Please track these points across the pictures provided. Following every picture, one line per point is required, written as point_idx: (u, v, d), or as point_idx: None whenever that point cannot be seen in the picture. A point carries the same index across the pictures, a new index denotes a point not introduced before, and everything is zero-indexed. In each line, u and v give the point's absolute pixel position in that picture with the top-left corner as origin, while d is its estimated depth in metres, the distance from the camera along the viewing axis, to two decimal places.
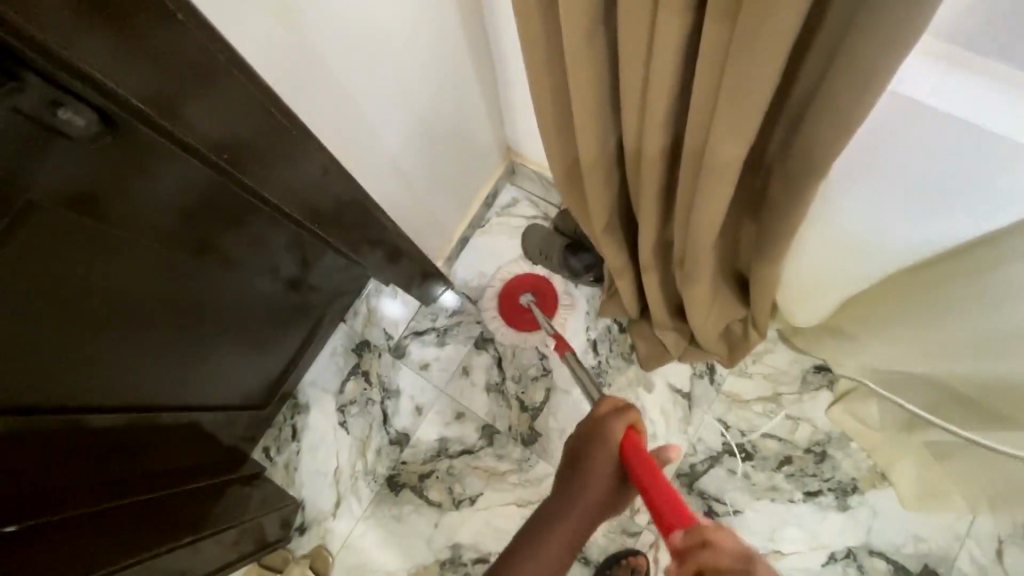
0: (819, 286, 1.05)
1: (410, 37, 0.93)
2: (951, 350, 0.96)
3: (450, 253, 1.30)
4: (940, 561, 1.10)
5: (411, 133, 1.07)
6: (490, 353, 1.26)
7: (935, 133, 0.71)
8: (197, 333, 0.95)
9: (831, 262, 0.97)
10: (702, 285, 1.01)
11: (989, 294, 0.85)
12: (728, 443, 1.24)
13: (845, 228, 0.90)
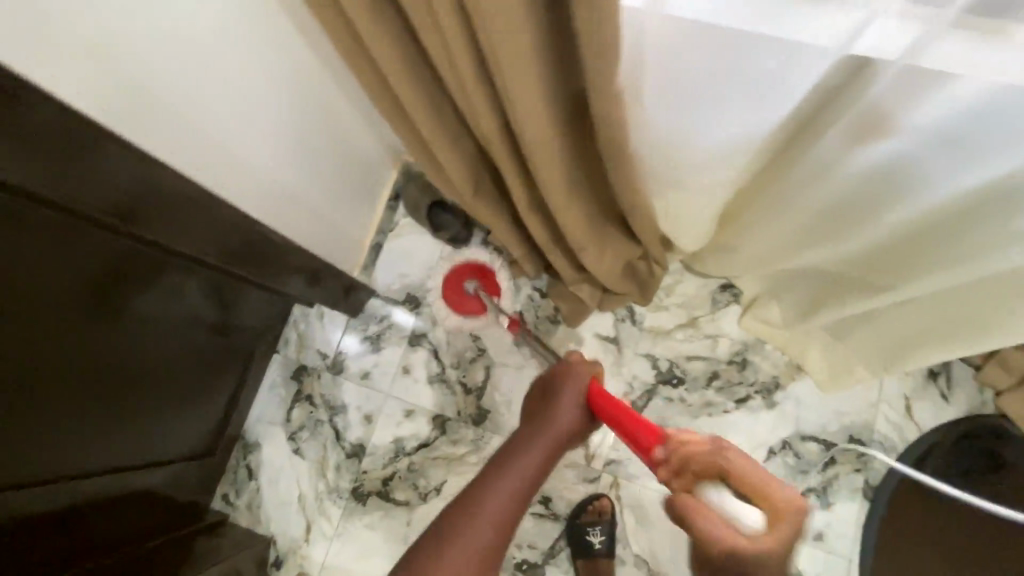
0: (684, 198, 0.91)
1: (271, 62, 0.82)
2: (806, 233, 0.89)
3: (368, 261, 1.31)
4: (862, 431, 1.13)
5: (252, 134, 0.84)
6: (426, 347, 1.27)
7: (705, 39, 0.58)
8: (138, 399, 0.90)
9: (678, 174, 0.84)
10: (596, 246, 0.95)
11: (805, 176, 0.76)
12: (661, 375, 1.21)
13: (675, 139, 0.77)
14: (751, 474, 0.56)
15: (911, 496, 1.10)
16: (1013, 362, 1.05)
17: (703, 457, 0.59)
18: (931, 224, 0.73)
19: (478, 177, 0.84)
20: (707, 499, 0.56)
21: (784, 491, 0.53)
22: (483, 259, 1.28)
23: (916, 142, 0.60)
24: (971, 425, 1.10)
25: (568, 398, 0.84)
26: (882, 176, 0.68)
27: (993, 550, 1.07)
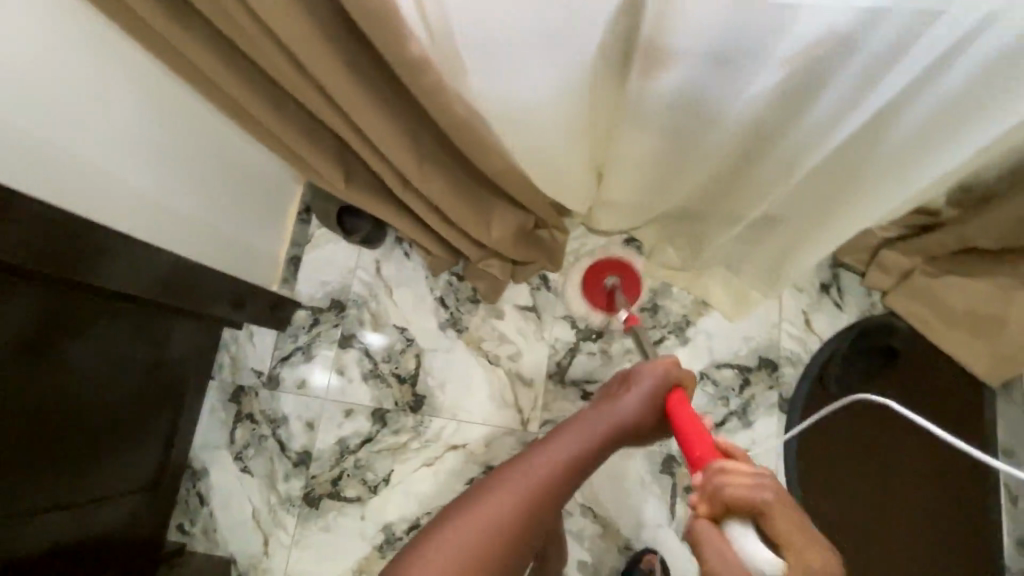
0: (553, 163, 0.95)
1: (139, 98, 0.86)
2: (662, 163, 0.96)
3: (288, 274, 1.35)
4: (769, 350, 1.21)
5: (128, 163, 0.89)
6: (356, 347, 1.31)
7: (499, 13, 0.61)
8: (71, 439, 0.96)
9: (538, 143, 0.88)
10: (480, 217, 1.01)
11: (634, 109, 0.82)
12: (581, 333, 1.27)
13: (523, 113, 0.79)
14: (785, 528, 0.50)
15: (821, 402, 1.18)
16: (889, 263, 1.15)
17: (738, 494, 0.52)
18: (751, 136, 0.83)
19: (348, 168, 0.89)
20: (720, 532, 0.52)
21: (810, 545, 0.48)
22: (631, 262, 1.28)
23: (693, 63, 0.68)
24: (863, 327, 1.18)
25: (642, 384, 0.83)
26: (688, 98, 0.76)
27: (899, 436, 1.15)
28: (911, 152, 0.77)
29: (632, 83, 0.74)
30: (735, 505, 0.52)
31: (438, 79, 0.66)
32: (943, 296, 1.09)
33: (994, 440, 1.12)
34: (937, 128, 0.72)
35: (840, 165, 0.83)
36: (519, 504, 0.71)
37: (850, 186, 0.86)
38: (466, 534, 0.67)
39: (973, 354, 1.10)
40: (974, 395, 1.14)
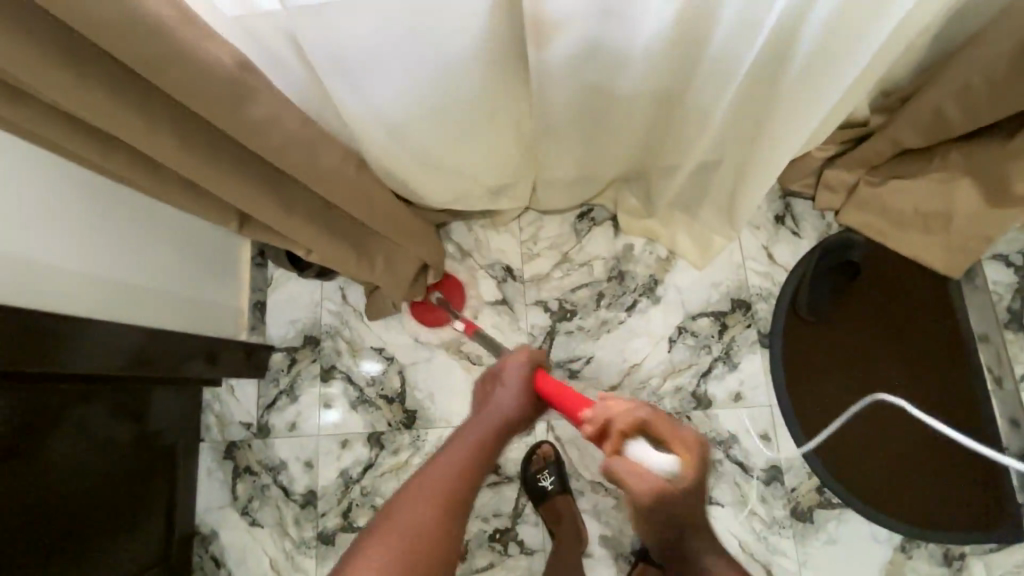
0: (467, 134, 0.97)
1: (56, 177, 0.84)
2: (589, 119, 0.98)
3: (256, 320, 1.34)
4: (740, 291, 1.22)
5: (56, 248, 0.86)
6: (339, 378, 1.30)
7: (341, 18, 0.67)
8: (61, 522, 0.97)
9: (443, 118, 0.91)
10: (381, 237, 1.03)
11: (515, 58, 0.85)
12: (554, 313, 1.27)
13: (411, 94, 0.83)
14: (666, 428, 0.63)
15: (800, 332, 1.19)
16: (835, 181, 1.16)
17: (624, 413, 0.64)
18: (670, 67, 0.84)
19: (294, 197, 0.87)
20: (638, 459, 0.60)
21: (681, 433, 0.64)
22: (455, 275, 1.31)
23: (586, 17, 0.72)
24: (824, 249, 1.19)
25: (515, 378, 0.87)
26: (593, 51, 0.80)
27: (883, 347, 1.16)
28: (821, 69, 0.74)
29: (535, 58, 0.77)
30: (628, 427, 0.63)
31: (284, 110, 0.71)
32: (889, 202, 1.12)
33: (969, 331, 1.14)
34: (843, 32, 0.69)
35: (764, 82, 0.82)
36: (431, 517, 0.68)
37: (780, 120, 0.83)
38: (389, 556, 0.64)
39: (930, 252, 1.12)
40: (942, 290, 1.16)
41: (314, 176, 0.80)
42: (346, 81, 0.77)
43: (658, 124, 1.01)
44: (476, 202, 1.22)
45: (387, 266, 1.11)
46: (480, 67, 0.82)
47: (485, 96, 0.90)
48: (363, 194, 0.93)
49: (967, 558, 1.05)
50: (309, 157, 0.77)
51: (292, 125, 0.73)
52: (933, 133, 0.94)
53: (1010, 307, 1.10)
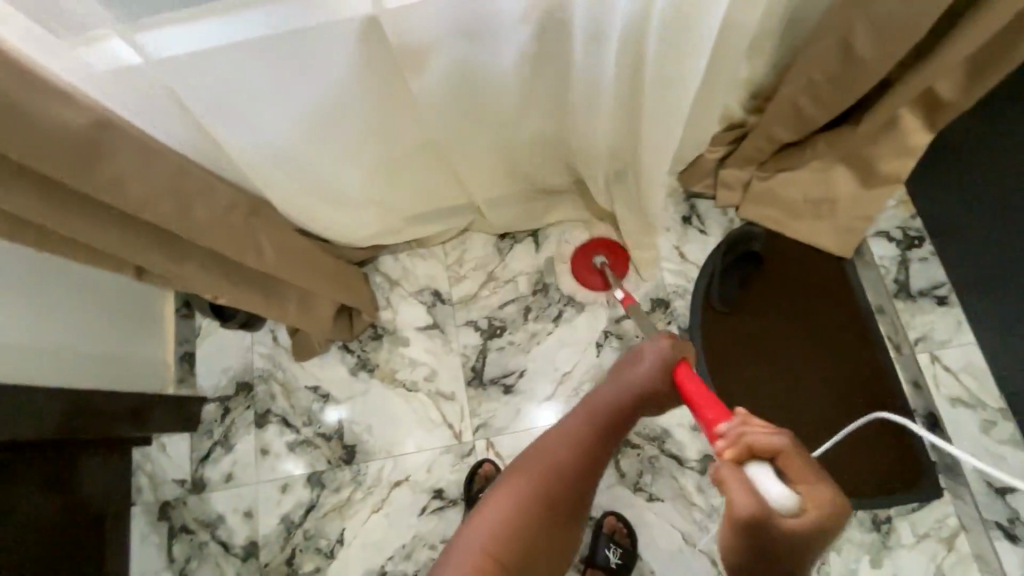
0: (369, 166, 1.02)
1: None
2: (482, 142, 1.04)
3: (184, 372, 1.31)
4: (658, 290, 1.27)
5: None
6: (274, 421, 1.28)
7: (220, 64, 0.72)
8: None
9: (339, 153, 0.95)
10: (302, 279, 1.02)
11: (405, 95, 0.91)
12: (485, 331, 1.30)
13: (300, 132, 0.87)
14: (800, 471, 0.53)
15: (716, 322, 1.24)
16: (729, 179, 1.24)
17: (762, 439, 0.55)
18: (540, 74, 0.92)
19: (183, 252, 0.84)
20: (747, 479, 0.52)
21: (822, 487, 0.51)
22: (614, 239, 1.30)
23: (448, 40, 0.81)
24: (726, 244, 1.26)
25: (652, 354, 0.82)
26: (465, 72, 0.87)
27: (794, 329, 1.23)
28: (669, 67, 0.82)
29: (414, 82, 0.85)
30: (761, 449, 0.54)
31: (154, 163, 0.70)
32: (779, 192, 1.20)
33: (866, 305, 1.22)
34: (683, 28, 0.77)
35: (627, 84, 0.90)
36: (531, 478, 0.79)
37: (657, 116, 0.91)
38: (507, 505, 0.76)
39: (821, 235, 1.21)
40: (838, 270, 1.23)
41: (191, 231, 0.78)
42: (233, 126, 0.81)
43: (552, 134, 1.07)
44: (397, 235, 1.25)
45: (302, 305, 1.10)
46: (370, 98, 0.88)
47: (380, 128, 0.95)
48: (260, 248, 0.90)
49: (893, 520, 1.09)
50: (183, 213, 0.75)
51: (159, 177, 0.71)
52: (797, 125, 1.04)
53: (897, 278, 1.19)
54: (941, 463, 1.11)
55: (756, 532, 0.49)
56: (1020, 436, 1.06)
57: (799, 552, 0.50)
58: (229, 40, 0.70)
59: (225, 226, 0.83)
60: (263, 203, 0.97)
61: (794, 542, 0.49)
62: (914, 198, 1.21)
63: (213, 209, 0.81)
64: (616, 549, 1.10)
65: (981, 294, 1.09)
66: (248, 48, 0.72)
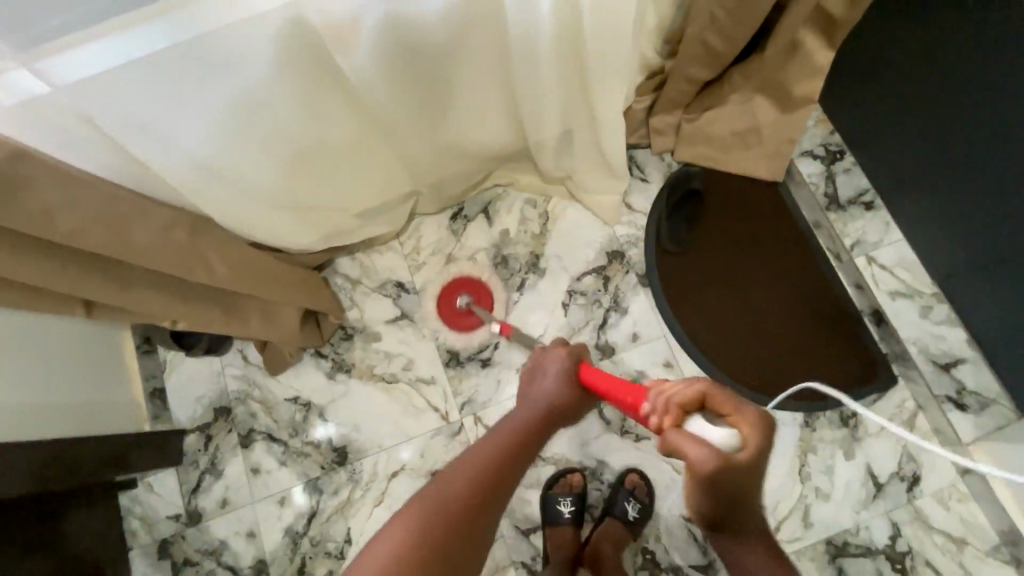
0: (310, 162, 1.01)
1: None
2: (416, 115, 1.06)
3: (158, 408, 1.29)
4: (612, 243, 1.31)
5: None
6: (260, 439, 1.27)
7: (138, 76, 0.71)
8: None
9: (279, 152, 0.95)
10: (261, 289, 1.02)
11: (338, 83, 0.90)
12: (454, 312, 1.32)
13: (234, 136, 0.86)
14: (724, 402, 0.61)
15: (671, 263, 1.29)
16: (660, 125, 1.29)
17: (685, 392, 0.63)
18: (471, 42, 0.94)
19: (127, 278, 0.83)
20: (692, 434, 0.58)
21: (751, 417, 0.59)
22: (483, 278, 1.33)
23: (367, 16, 0.80)
24: (669, 188, 1.31)
25: (551, 366, 0.95)
26: (397, 49, 0.88)
27: (743, 256, 1.29)
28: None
29: (346, 61, 0.85)
30: (688, 401, 0.62)
31: (82, 191, 0.70)
32: (707, 130, 1.26)
33: (804, 222, 1.29)
34: None
35: (543, 42, 0.93)
36: (462, 492, 0.72)
37: (590, 62, 0.96)
38: (414, 523, 0.67)
39: (752, 164, 1.27)
40: (773, 193, 1.31)
41: (133, 255, 0.77)
42: (162, 139, 0.80)
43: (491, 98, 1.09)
44: (351, 233, 1.26)
45: (266, 317, 1.09)
46: (305, 91, 0.87)
47: (319, 121, 0.94)
48: (211, 264, 0.90)
49: (858, 413, 1.18)
50: (120, 238, 0.74)
51: (90, 206, 0.70)
52: (711, 61, 1.09)
53: (827, 192, 1.26)
54: (891, 354, 1.20)
55: (715, 481, 0.56)
56: (955, 314, 1.16)
57: (749, 480, 0.58)
58: (143, 49, 0.69)
59: (170, 247, 0.82)
60: (208, 218, 0.96)
61: (741, 474, 0.57)
62: (829, 115, 1.29)
63: (154, 230, 0.80)
64: (636, 504, 1.14)
65: (901, 192, 1.18)
66: (167, 57, 0.71)
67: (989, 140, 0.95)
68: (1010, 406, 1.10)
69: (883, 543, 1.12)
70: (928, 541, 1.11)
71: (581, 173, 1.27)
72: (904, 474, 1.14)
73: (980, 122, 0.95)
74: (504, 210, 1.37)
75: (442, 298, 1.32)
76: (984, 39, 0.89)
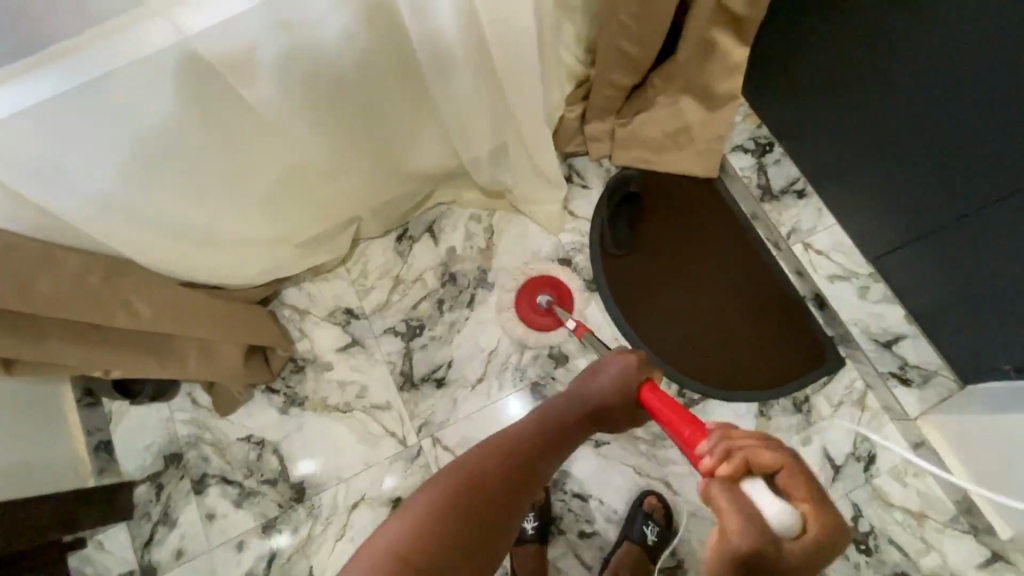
0: (237, 198, 1.00)
1: None
2: (340, 141, 1.05)
3: (104, 460, 1.23)
4: (557, 251, 1.32)
5: None
6: (214, 483, 1.23)
7: (35, 126, 0.70)
8: None
9: (202, 191, 0.94)
10: (197, 330, 1.00)
11: (254, 119, 0.89)
12: (405, 334, 1.30)
13: (149, 180, 0.85)
14: (802, 491, 0.48)
15: (618, 267, 1.31)
16: (595, 132, 1.31)
17: (762, 455, 0.50)
18: (381, 63, 0.94)
19: (40, 333, 0.80)
20: (744, 496, 0.47)
21: (826, 519, 0.47)
22: (559, 276, 1.29)
23: (265, 47, 0.79)
24: (609, 192, 1.33)
25: (616, 366, 0.91)
26: (305, 76, 0.87)
27: (687, 254, 1.31)
28: (505, 11, 0.87)
29: (248, 90, 0.83)
30: (760, 465, 0.50)
31: None
32: (640, 133, 1.28)
33: (742, 215, 1.32)
34: None
35: (453, 56, 0.93)
36: (491, 474, 0.75)
37: (506, 76, 0.97)
38: (447, 496, 0.69)
39: (686, 163, 1.29)
40: (709, 189, 1.33)
41: (41, 306, 0.74)
42: (74, 187, 0.79)
43: (417, 118, 1.09)
44: (294, 264, 1.24)
45: (205, 358, 1.06)
46: (220, 129, 0.87)
47: (240, 156, 0.94)
48: (133, 308, 0.87)
49: (810, 398, 1.19)
50: (25, 290, 0.72)
51: None
52: (630, 65, 1.11)
53: (760, 183, 1.28)
54: (836, 336, 1.22)
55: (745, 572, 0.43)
56: (890, 290, 1.18)
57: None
58: (38, 98, 0.68)
59: (84, 295, 0.80)
60: (133, 262, 0.94)
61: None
62: (755, 110, 1.31)
63: (66, 279, 0.78)
64: (655, 527, 1.11)
65: (829, 177, 1.21)
66: (63, 105, 0.70)
67: (902, 120, 0.98)
68: (951, 376, 1.12)
69: (846, 525, 1.13)
70: (888, 519, 1.12)
71: (519, 185, 1.27)
72: (859, 455, 1.16)
73: (892, 103, 0.98)
74: (449, 227, 1.36)
75: (523, 296, 1.29)
76: (884, 23, 0.93)
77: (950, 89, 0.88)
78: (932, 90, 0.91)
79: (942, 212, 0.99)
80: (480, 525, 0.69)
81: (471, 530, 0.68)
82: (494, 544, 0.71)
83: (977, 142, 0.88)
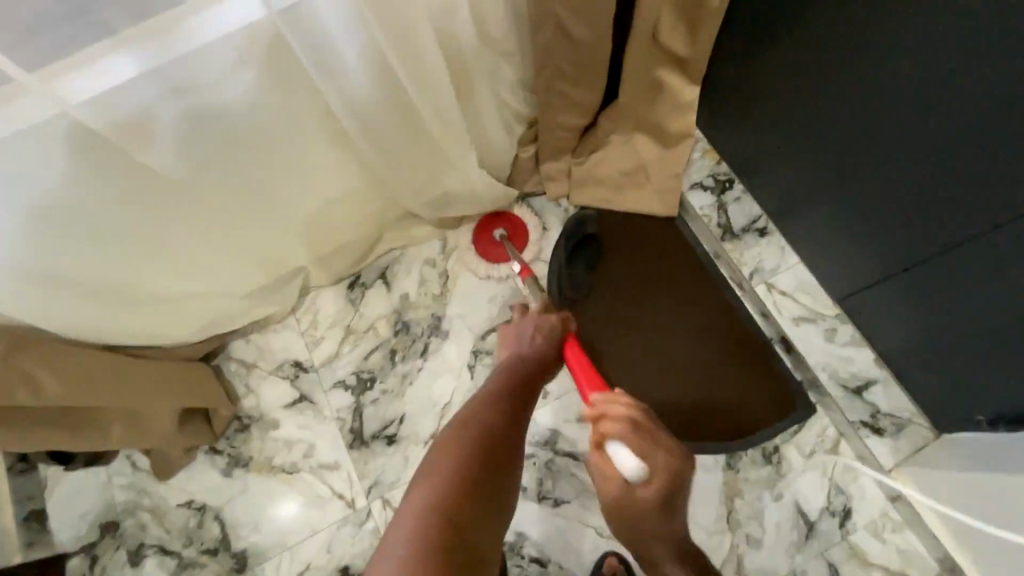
0: (157, 264, 0.97)
1: None
2: (267, 197, 1.02)
3: (36, 531, 1.15)
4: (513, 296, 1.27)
5: None
6: (151, 554, 1.16)
7: None
8: None
9: (114, 261, 0.90)
10: (118, 400, 0.94)
11: (160, 183, 0.87)
12: (356, 388, 1.24)
13: (49, 250, 0.82)
14: (643, 444, 0.73)
15: (577, 311, 1.25)
16: (549, 172, 1.26)
17: (621, 422, 0.74)
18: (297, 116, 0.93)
19: None
20: (611, 456, 0.72)
21: (660, 458, 0.73)
22: (514, 212, 1.29)
23: (161, 112, 0.78)
24: (565, 234, 1.25)
25: (534, 326, 0.92)
26: (211, 135, 0.86)
27: (650, 296, 1.26)
28: (412, 54, 0.89)
29: (145, 160, 0.81)
30: (614, 430, 0.73)
31: None
32: (595, 172, 1.23)
33: (706, 255, 1.26)
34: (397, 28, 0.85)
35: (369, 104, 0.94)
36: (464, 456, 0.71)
37: None
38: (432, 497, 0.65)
39: (644, 202, 1.25)
40: (671, 228, 1.27)
41: None
42: None
43: (345, 168, 1.08)
44: (238, 318, 1.19)
45: (132, 426, 1.00)
46: (124, 197, 0.85)
47: (153, 223, 0.91)
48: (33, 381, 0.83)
49: (780, 448, 1.13)
50: None
51: None
52: (573, 107, 1.08)
53: (720, 222, 1.25)
54: (806, 381, 1.17)
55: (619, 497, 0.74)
56: (858, 333, 1.14)
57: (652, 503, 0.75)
58: None
59: None
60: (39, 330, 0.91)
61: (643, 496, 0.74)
62: (714, 146, 1.27)
63: None
64: None
65: (786, 217, 1.17)
66: None
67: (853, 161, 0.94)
68: (923, 423, 1.08)
69: None
70: None
71: None
72: (834, 509, 1.09)
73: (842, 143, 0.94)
74: (403, 274, 1.30)
75: (477, 232, 1.28)
76: (811, 71, 0.89)
77: (874, 135, 0.85)
78: (858, 137, 0.88)
79: (891, 256, 0.95)
80: (474, 502, 0.67)
81: (467, 511, 0.66)
82: (491, 511, 0.69)
83: (908, 190, 0.85)
